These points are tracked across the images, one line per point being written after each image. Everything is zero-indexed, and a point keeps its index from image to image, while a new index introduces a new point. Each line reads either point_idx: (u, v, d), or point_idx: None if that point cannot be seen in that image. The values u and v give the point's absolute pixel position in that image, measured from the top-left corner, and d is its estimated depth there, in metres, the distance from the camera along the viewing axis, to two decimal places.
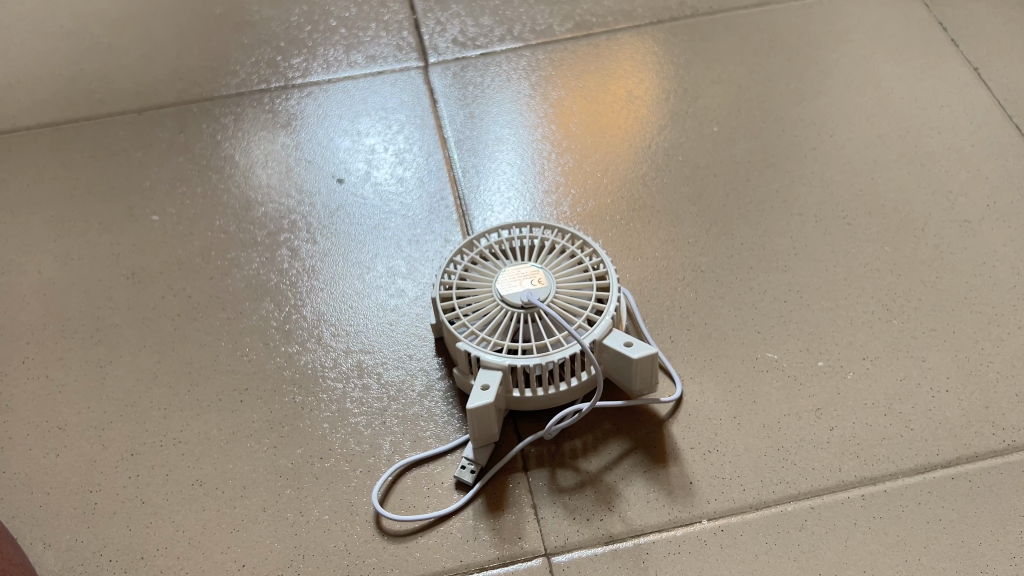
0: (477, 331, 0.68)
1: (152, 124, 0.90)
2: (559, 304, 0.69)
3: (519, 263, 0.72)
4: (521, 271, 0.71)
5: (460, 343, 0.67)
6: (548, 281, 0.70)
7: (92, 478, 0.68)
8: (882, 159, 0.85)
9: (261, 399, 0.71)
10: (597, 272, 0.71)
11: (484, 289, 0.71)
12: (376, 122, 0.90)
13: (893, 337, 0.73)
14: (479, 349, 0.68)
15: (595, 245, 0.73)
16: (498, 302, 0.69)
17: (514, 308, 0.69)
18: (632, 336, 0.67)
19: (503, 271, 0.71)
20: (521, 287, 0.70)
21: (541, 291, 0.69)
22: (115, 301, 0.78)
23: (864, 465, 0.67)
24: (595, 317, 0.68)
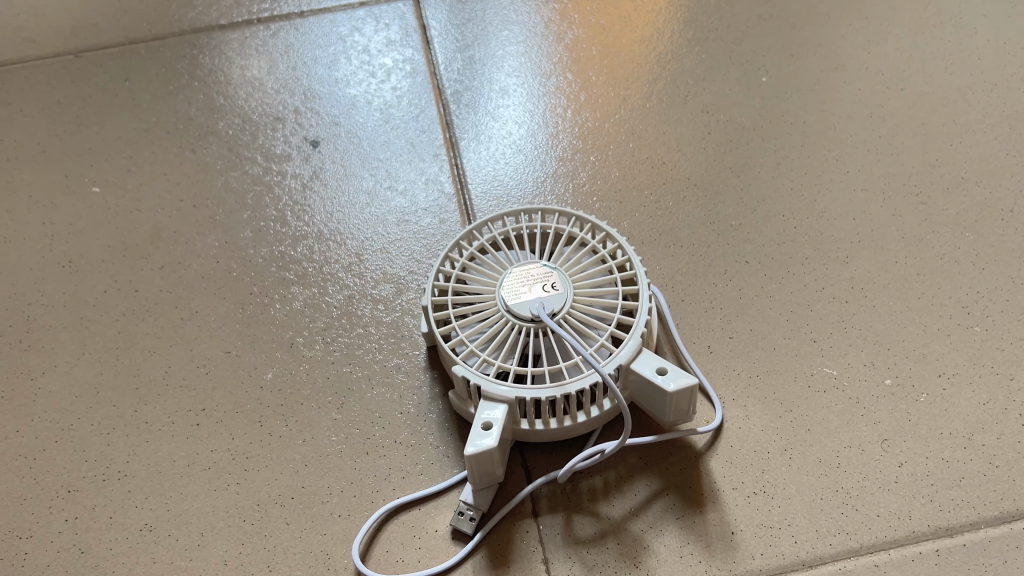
0: (476, 350, 0.56)
1: (92, 71, 0.77)
2: (577, 316, 0.57)
3: (528, 262, 0.59)
4: (531, 275, 0.58)
5: (455, 367, 0.55)
6: (564, 287, 0.58)
7: (21, 521, 0.57)
8: (963, 121, 0.71)
9: (220, 423, 0.60)
10: (623, 271, 0.58)
11: (486, 295, 0.58)
12: (358, 68, 0.76)
13: (974, 348, 0.61)
14: (478, 375, 0.55)
15: (619, 236, 0.60)
16: (503, 314, 0.57)
17: (522, 322, 0.56)
18: (666, 361, 0.55)
19: (509, 273, 0.58)
20: (531, 296, 0.57)
21: (555, 300, 0.57)
22: (49, 296, 0.66)
23: (940, 512, 0.56)
24: (620, 334, 0.55)
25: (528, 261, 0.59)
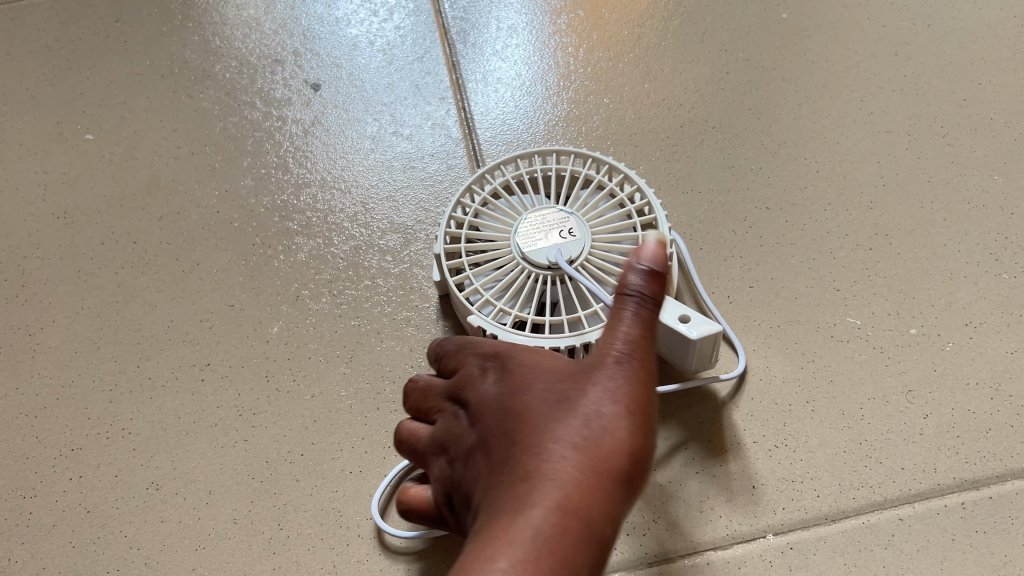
0: (492, 300, 0.53)
1: (80, 11, 0.73)
2: (596, 263, 0.54)
3: (544, 207, 0.56)
4: (547, 221, 0.55)
5: (471, 317, 0.53)
6: (581, 233, 0.55)
7: (25, 481, 0.56)
8: (992, 58, 0.68)
9: (226, 379, 0.58)
10: (642, 216, 0.55)
11: (501, 242, 0.55)
12: (359, 7, 0.73)
13: (1003, 296, 0.59)
14: (495, 326, 0.53)
15: (638, 179, 0.57)
16: (519, 262, 0.54)
17: (539, 271, 0.54)
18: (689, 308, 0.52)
19: (524, 219, 0.56)
20: (548, 243, 0.54)
21: (572, 247, 0.54)
22: (44, 249, 0.63)
23: (966, 464, 0.54)
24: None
25: (544, 206, 0.57)
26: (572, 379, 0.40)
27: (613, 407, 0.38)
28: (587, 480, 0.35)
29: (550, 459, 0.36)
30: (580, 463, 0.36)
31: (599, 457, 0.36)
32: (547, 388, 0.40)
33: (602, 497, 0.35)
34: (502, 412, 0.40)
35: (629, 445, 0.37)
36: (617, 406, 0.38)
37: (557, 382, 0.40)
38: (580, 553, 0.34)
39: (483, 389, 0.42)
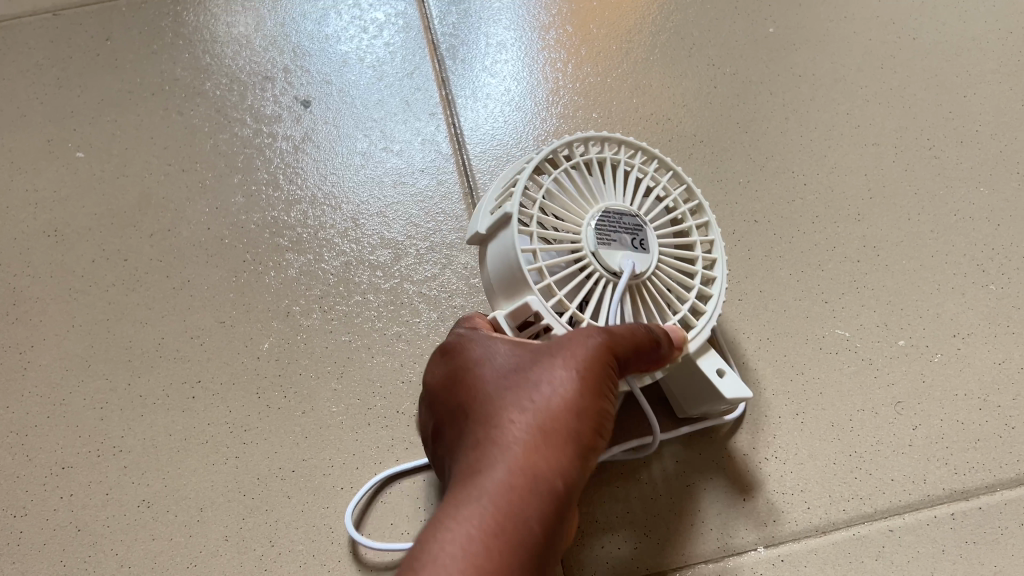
0: (554, 287, 0.44)
1: (69, 28, 0.73)
2: (659, 281, 0.47)
3: (622, 204, 0.47)
4: (624, 224, 0.46)
5: (529, 299, 0.43)
6: (653, 250, 0.46)
7: (16, 500, 0.56)
8: (977, 70, 0.69)
9: (217, 396, 0.58)
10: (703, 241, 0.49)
11: (570, 222, 0.46)
12: (349, 24, 0.73)
13: (990, 307, 0.60)
14: (550, 316, 0.43)
15: (698, 192, 0.50)
16: (588, 257, 0.45)
17: (608, 274, 0.45)
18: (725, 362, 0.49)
19: (602, 209, 0.46)
20: (621, 246, 0.45)
21: (642, 262, 0.46)
22: (35, 267, 0.63)
23: (954, 475, 0.55)
24: (694, 318, 0.47)
25: (615, 198, 0.47)
26: (519, 360, 0.42)
27: (554, 384, 0.40)
28: (527, 449, 0.38)
29: (494, 436, 0.39)
30: (520, 434, 0.39)
31: (537, 428, 0.39)
32: (497, 368, 0.43)
33: (546, 463, 0.38)
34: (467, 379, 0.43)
35: (569, 415, 0.40)
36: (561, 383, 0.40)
37: (506, 365, 0.42)
38: (528, 503, 0.37)
39: (446, 362, 0.46)
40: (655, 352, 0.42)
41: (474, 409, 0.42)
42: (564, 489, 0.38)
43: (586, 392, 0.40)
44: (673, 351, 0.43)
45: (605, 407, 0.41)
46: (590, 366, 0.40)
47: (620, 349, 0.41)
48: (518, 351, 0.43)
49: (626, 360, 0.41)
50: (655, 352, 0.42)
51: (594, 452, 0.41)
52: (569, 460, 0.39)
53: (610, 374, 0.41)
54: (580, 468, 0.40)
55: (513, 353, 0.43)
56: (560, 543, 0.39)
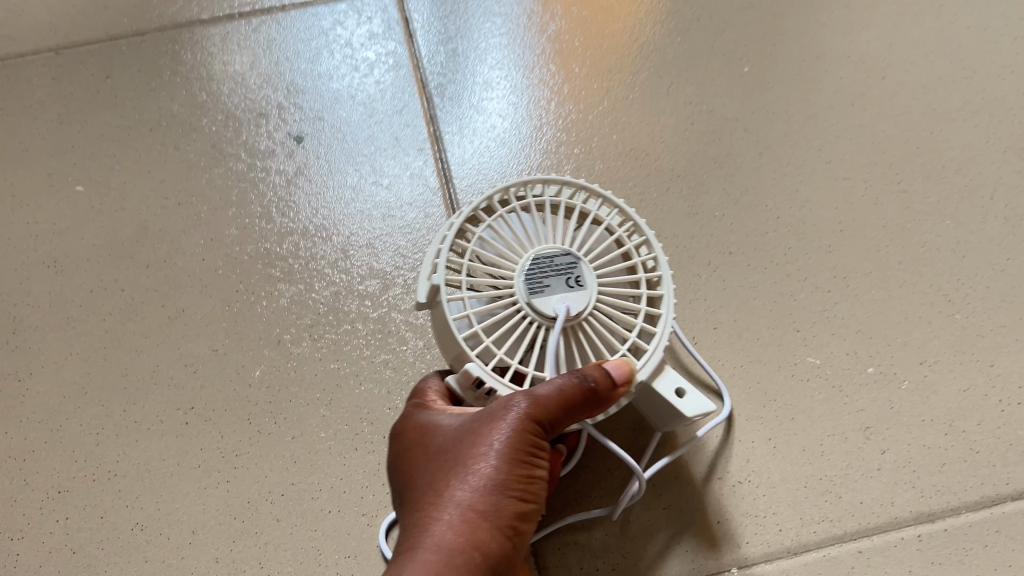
0: (490, 343, 0.47)
1: (71, 67, 0.76)
2: (603, 314, 0.49)
3: (550, 247, 0.50)
4: (555, 266, 0.49)
5: (468, 367, 0.47)
6: (588, 284, 0.49)
7: (13, 523, 0.58)
8: (944, 108, 0.71)
9: (210, 421, 0.60)
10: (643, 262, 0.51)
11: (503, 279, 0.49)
12: (341, 62, 0.75)
13: (956, 335, 0.62)
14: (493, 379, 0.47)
15: (632, 212, 0.53)
16: (523, 308, 0.48)
17: (544, 320, 0.48)
18: (685, 382, 0.50)
19: (530, 259, 0.49)
20: (555, 291, 0.48)
21: (579, 300, 0.48)
22: (35, 297, 0.65)
23: (921, 498, 0.57)
24: (641, 345, 0.49)
25: (545, 242, 0.50)
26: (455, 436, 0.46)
27: (482, 460, 0.44)
28: (455, 531, 0.42)
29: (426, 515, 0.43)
30: (450, 515, 0.43)
31: (464, 505, 0.43)
32: (436, 443, 0.47)
33: (472, 541, 0.42)
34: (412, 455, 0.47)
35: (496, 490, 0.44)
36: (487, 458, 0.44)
37: (443, 440, 0.47)
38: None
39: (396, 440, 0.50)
40: (585, 403, 0.44)
41: (416, 486, 0.46)
42: (486, 558, 0.42)
43: (511, 463, 0.44)
44: (608, 394, 0.45)
45: (531, 473, 0.45)
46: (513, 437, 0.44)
47: (543, 414, 0.44)
48: (456, 425, 0.47)
49: (554, 419, 0.44)
50: (584, 403, 0.44)
51: (530, 513, 0.45)
52: (495, 532, 0.43)
53: (535, 438, 0.44)
54: (511, 535, 0.44)
55: (452, 427, 0.47)
56: None
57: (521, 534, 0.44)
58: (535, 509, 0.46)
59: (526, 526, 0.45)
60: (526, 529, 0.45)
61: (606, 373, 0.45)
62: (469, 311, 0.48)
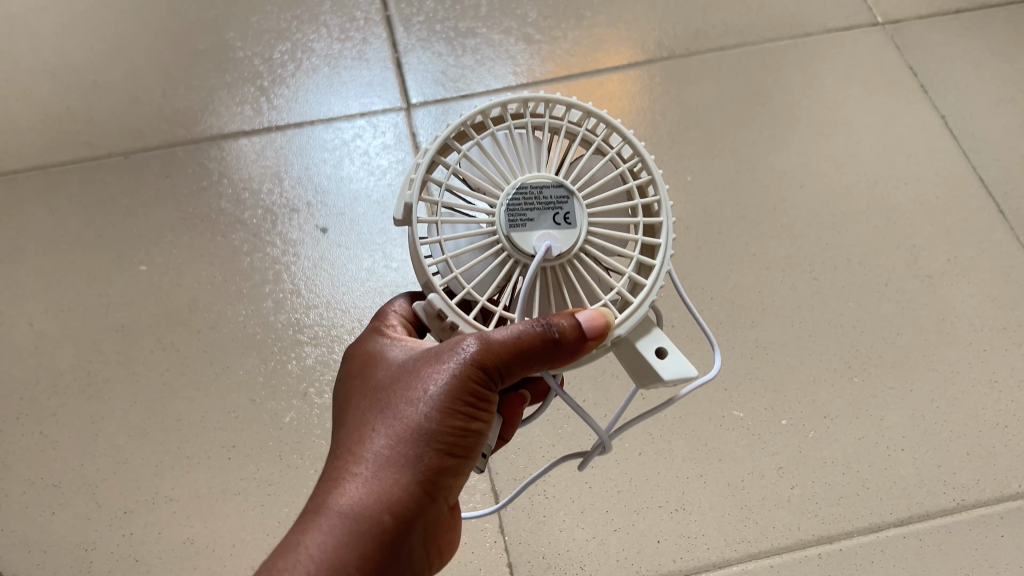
0: (462, 278, 0.46)
1: (136, 167, 0.91)
2: (592, 253, 0.47)
3: (540, 180, 0.47)
4: (544, 198, 0.47)
5: (431, 297, 0.46)
6: (577, 223, 0.47)
7: (88, 536, 0.71)
8: (850, 212, 0.87)
9: (248, 456, 0.75)
10: (645, 200, 0.48)
11: (485, 206, 0.47)
12: (360, 168, 0.91)
13: (854, 394, 0.77)
14: (456, 314, 0.46)
15: (642, 147, 0.50)
16: (502, 241, 0.46)
17: (523, 257, 0.46)
18: (669, 344, 0.47)
19: (517, 188, 0.47)
20: (539, 227, 0.46)
21: (564, 240, 0.46)
22: (106, 356, 0.80)
23: (823, 523, 0.71)
24: (629, 296, 0.47)
25: (536, 172, 0.48)
26: (410, 369, 0.49)
27: (422, 404, 0.47)
28: (371, 484, 0.46)
29: (354, 451, 0.47)
30: (374, 458, 0.46)
31: (392, 447, 0.47)
32: (393, 371, 0.50)
33: (388, 490, 0.46)
34: (364, 387, 0.51)
35: (423, 442, 0.46)
36: (427, 402, 0.47)
37: (398, 371, 0.50)
38: (356, 530, 0.44)
39: (357, 363, 0.53)
40: (543, 353, 0.44)
41: (355, 422, 0.49)
42: (394, 518, 0.45)
43: (446, 411, 0.47)
44: (575, 346, 0.43)
45: (460, 425, 0.47)
46: (457, 381, 0.46)
47: (489, 361, 0.45)
48: (415, 357, 0.49)
49: (505, 364, 0.45)
50: (543, 350, 0.44)
51: (457, 463, 0.48)
52: (413, 482, 0.46)
53: (481, 385, 0.46)
54: (432, 485, 0.47)
55: (405, 367, 0.50)
56: (405, 554, 0.47)
57: (442, 484, 0.47)
58: (473, 455, 0.49)
59: (457, 473, 0.48)
60: (450, 477, 0.48)
61: (573, 323, 0.43)
62: (442, 237, 0.46)
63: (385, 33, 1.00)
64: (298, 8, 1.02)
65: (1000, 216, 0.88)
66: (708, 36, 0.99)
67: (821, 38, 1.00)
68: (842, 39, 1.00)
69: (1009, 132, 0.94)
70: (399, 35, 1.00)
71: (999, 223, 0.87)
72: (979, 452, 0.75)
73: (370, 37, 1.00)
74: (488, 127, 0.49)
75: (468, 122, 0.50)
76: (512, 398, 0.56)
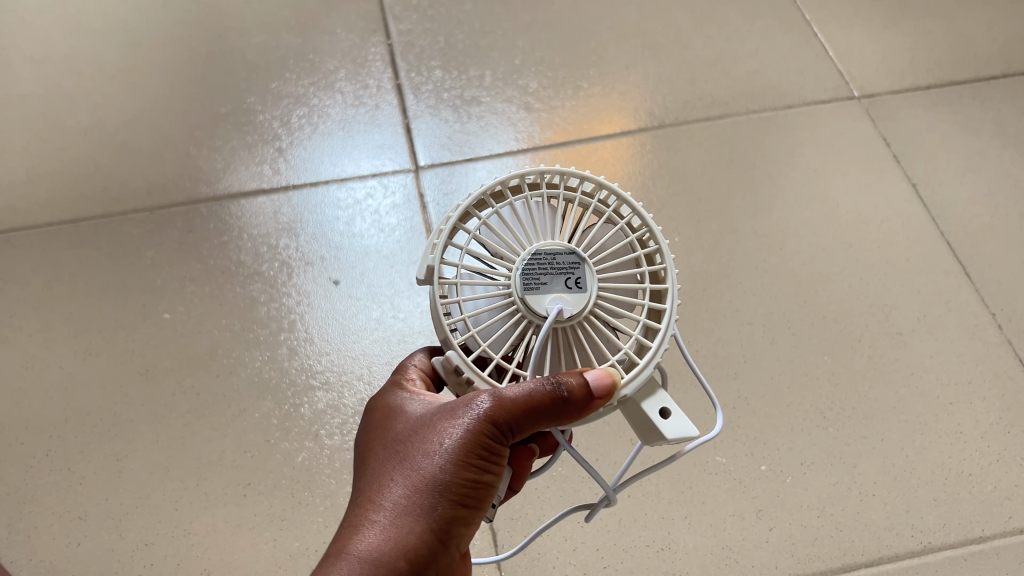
0: (478, 337, 0.51)
1: (161, 222, 0.98)
2: (601, 315, 0.52)
3: (553, 245, 0.53)
4: (557, 264, 0.52)
5: (449, 354, 0.51)
6: (588, 288, 0.52)
7: (110, 566, 0.76)
8: (826, 272, 0.94)
9: (262, 494, 0.80)
10: (653, 268, 0.54)
11: (502, 269, 0.52)
12: (371, 226, 0.98)
13: (828, 443, 0.82)
14: (471, 370, 0.52)
15: (650, 219, 0.55)
16: (516, 301, 0.51)
17: (536, 318, 0.51)
18: (672, 405, 0.52)
19: (531, 253, 0.52)
20: (552, 291, 0.51)
21: (576, 303, 0.51)
22: (130, 397, 0.86)
23: (798, 563, 0.76)
24: (636, 358, 0.52)
25: (550, 239, 0.53)
26: (428, 424, 0.54)
27: (439, 457, 0.51)
28: (389, 530, 0.50)
29: (374, 500, 0.52)
30: (394, 506, 0.51)
31: (410, 497, 0.51)
32: (413, 426, 0.55)
33: (405, 538, 0.50)
34: (386, 438, 0.56)
35: (438, 492, 0.51)
36: (444, 456, 0.51)
37: (417, 426, 0.54)
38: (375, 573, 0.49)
39: (380, 415, 0.58)
40: (552, 409, 0.49)
41: (377, 471, 0.54)
42: (409, 564, 0.49)
43: (460, 463, 0.51)
44: (583, 404, 0.48)
45: (472, 477, 0.52)
46: (472, 436, 0.51)
47: (501, 417, 0.49)
48: (433, 412, 0.54)
49: (517, 420, 0.49)
50: (551, 408, 0.49)
51: (469, 512, 0.52)
52: (428, 531, 0.50)
53: (494, 439, 0.50)
54: (445, 533, 0.51)
55: (424, 419, 0.55)
56: None
57: (455, 531, 0.52)
58: (484, 505, 0.53)
59: (468, 522, 0.53)
60: (462, 526, 0.52)
61: (582, 384, 0.48)
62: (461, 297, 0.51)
63: (396, 100, 1.07)
64: (315, 76, 1.09)
65: (967, 278, 0.94)
66: (696, 107, 1.07)
67: (801, 111, 1.08)
68: (820, 113, 1.08)
69: (975, 200, 1.01)
70: (408, 101, 1.07)
71: (965, 285, 0.94)
72: (946, 498, 0.80)
73: (382, 103, 1.07)
74: (507, 196, 0.55)
75: (488, 190, 0.55)
76: (523, 451, 0.60)
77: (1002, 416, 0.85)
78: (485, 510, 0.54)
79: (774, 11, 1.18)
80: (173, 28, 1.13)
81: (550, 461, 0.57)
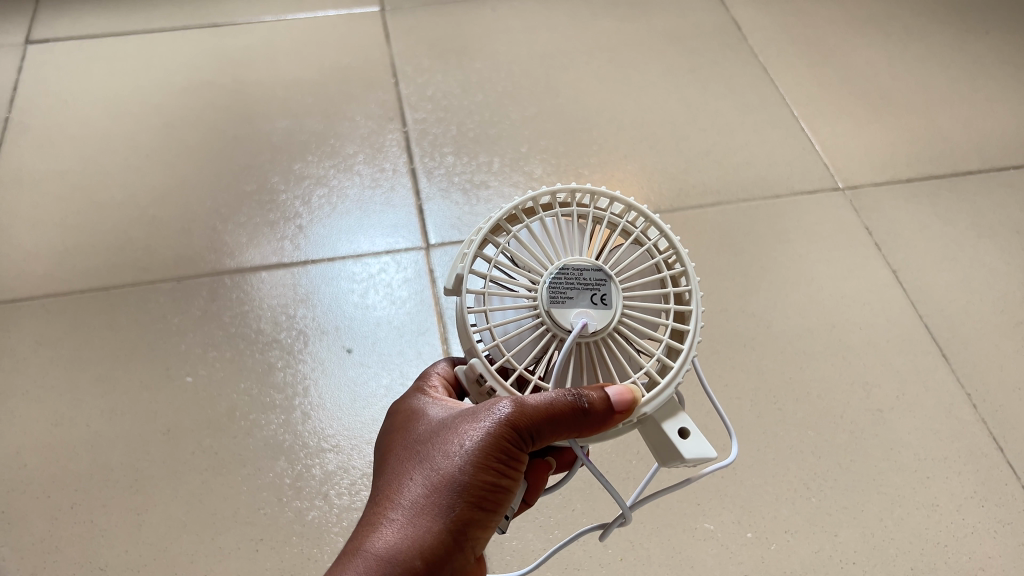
0: (503, 349, 0.57)
1: (187, 290, 1.04)
2: (624, 330, 0.58)
3: (578, 263, 0.59)
4: (583, 279, 0.58)
5: (473, 361, 0.57)
6: (612, 306, 0.58)
7: None
8: (812, 351, 0.99)
9: (274, 548, 0.85)
10: (678, 289, 0.59)
11: (530, 283, 0.58)
12: (383, 299, 1.04)
13: (811, 513, 0.87)
14: (495, 379, 0.57)
15: (676, 242, 0.61)
16: (542, 314, 0.57)
17: (560, 331, 0.57)
18: (692, 426, 0.58)
19: (558, 268, 0.58)
20: (577, 307, 0.57)
21: (600, 319, 0.57)
22: (152, 456, 0.91)
23: None
24: (657, 378, 0.57)
25: (577, 256, 0.59)
26: (451, 428, 0.60)
27: (458, 460, 0.57)
28: (410, 527, 0.56)
29: (398, 500, 0.58)
30: (415, 505, 0.57)
31: (431, 498, 0.57)
32: (436, 430, 0.61)
33: (424, 536, 0.56)
34: (410, 440, 0.62)
35: (457, 494, 0.57)
36: (465, 459, 0.57)
37: (440, 430, 0.61)
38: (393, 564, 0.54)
39: (406, 417, 0.65)
40: (571, 419, 0.54)
41: (401, 470, 0.60)
42: (425, 559, 0.55)
43: (479, 467, 0.57)
44: (603, 415, 0.53)
45: (487, 481, 0.57)
46: (493, 440, 0.56)
47: (519, 423, 0.55)
48: (458, 418, 0.60)
49: (536, 427, 0.55)
50: (572, 417, 0.54)
51: (484, 514, 0.58)
52: (445, 531, 0.56)
53: (512, 444, 0.56)
54: (462, 534, 0.57)
55: (446, 423, 0.61)
56: None
57: (472, 531, 0.57)
58: (499, 510, 0.59)
59: (484, 526, 0.58)
60: (479, 527, 0.58)
61: (603, 397, 0.54)
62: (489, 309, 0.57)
63: (411, 182, 1.15)
64: (336, 159, 1.17)
65: (943, 359, 1.00)
66: (690, 195, 1.14)
67: (789, 201, 1.15)
68: (805, 203, 1.15)
69: (952, 285, 1.08)
70: (423, 183, 1.15)
71: (942, 365, 1.00)
72: (922, 567, 0.84)
73: (397, 184, 1.15)
74: (538, 214, 0.61)
75: (520, 207, 0.62)
76: (539, 464, 0.67)
77: (977, 490, 0.90)
78: (500, 516, 0.60)
79: (763, 107, 1.27)
80: (204, 113, 1.22)
81: (567, 476, 0.63)
